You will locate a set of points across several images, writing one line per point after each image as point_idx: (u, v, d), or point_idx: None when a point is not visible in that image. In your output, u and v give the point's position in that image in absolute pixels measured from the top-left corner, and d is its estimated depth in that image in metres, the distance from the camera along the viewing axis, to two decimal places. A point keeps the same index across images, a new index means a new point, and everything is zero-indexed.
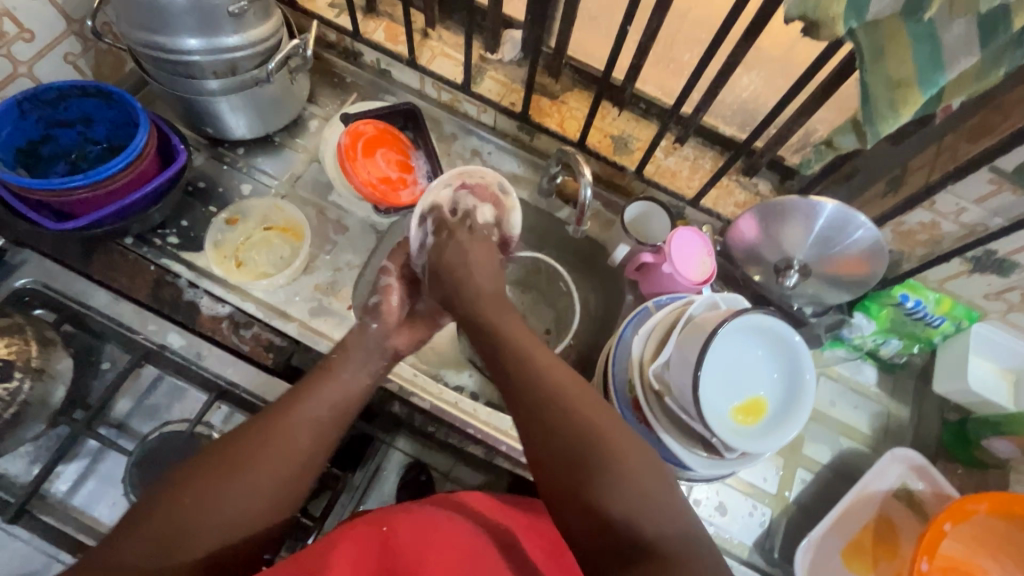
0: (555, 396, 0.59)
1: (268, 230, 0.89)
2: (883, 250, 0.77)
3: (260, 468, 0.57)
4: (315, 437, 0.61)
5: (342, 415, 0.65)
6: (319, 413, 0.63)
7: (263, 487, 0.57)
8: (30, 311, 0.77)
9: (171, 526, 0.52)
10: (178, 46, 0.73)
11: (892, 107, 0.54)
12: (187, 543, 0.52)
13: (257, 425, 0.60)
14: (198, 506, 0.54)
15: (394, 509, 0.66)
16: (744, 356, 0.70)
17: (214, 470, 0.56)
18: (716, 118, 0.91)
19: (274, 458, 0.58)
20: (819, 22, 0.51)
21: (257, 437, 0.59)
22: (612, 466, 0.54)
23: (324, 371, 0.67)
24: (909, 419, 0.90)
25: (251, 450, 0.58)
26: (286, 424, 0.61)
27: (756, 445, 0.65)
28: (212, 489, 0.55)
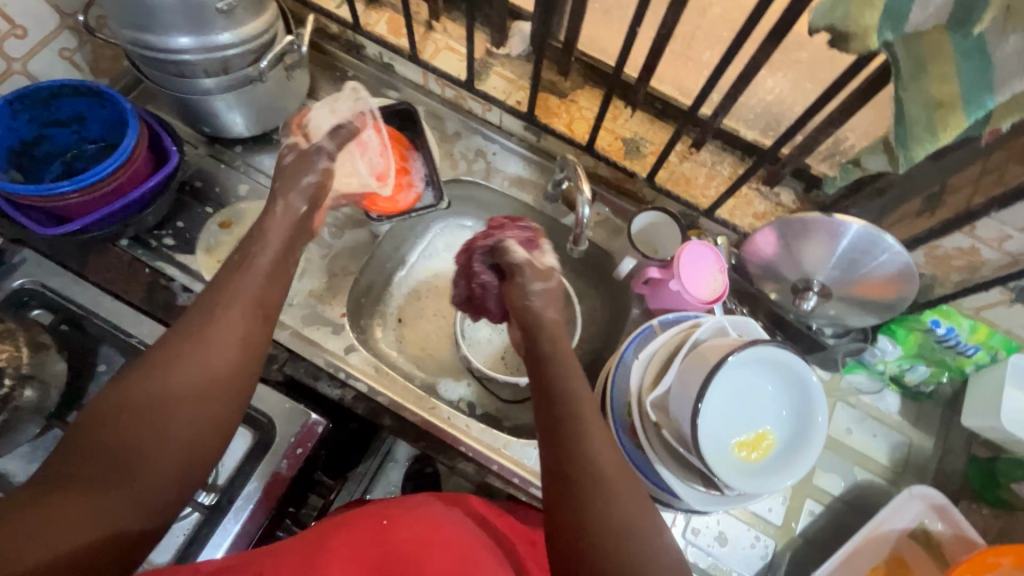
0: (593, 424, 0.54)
1: None
2: (913, 275, 0.70)
3: (192, 369, 0.53)
4: (245, 333, 0.58)
5: (262, 306, 0.61)
6: (246, 306, 0.60)
7: (193, 391, 0.52)
8: (29, 311, 0.77)
9: (117, 452, 0.48)
10: (168, 44, 0.70)
11: (929, 130, 0.48)
12: (139, 464, 0.49)
13: (182, 335, 0.55)
14: (138, 430, 0.50)
15: (395, 502, 0.63)
16: (752, 390, 0.64)
17: (144, 390, 0.51)
18: (737, 121, 0.83)
19: (205, 361, 0.54)
20: (850, 34, 0.45)
21: (178, 349, 0.54)
22: (601, 476, 0.50)
23: (228, 276, 0.62)
24: (932, 452, 0.84)
25: (178, 360, 0.53)
26: (209, 328, 0.56)
27: (756, 487, 0.60)
28: (152, 403, 0.51)
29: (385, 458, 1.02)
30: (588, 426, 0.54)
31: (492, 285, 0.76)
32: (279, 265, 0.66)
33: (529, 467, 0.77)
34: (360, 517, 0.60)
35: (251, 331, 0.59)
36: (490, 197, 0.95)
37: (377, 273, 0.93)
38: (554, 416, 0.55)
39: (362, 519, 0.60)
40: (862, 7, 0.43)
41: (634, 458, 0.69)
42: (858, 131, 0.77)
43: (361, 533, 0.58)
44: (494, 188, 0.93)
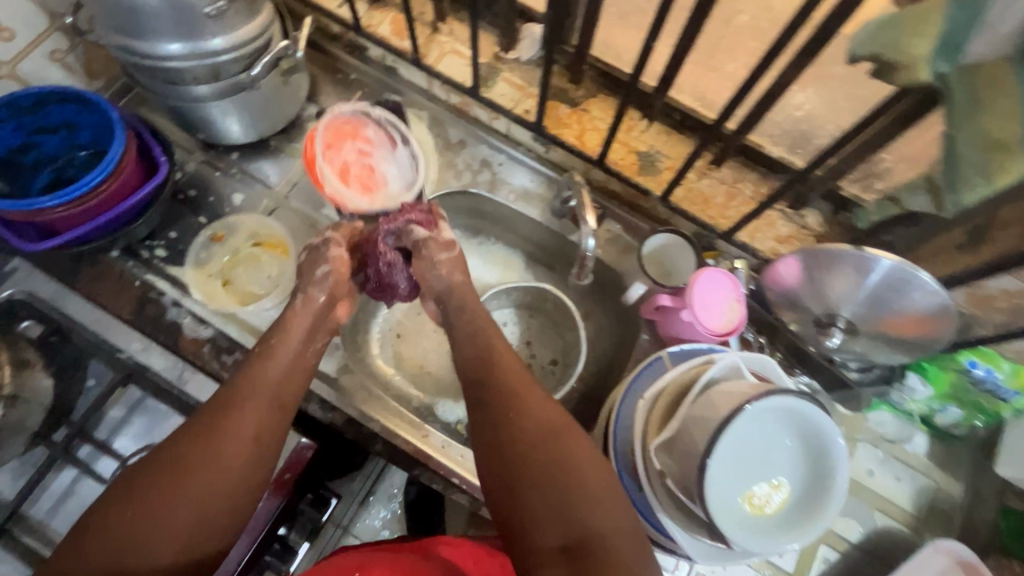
0: (517, 399, 0.58)
1: (257, 246, 0.84)
2: (951, 314, 0.64)
3: (203, 470, 0.52)
4: (261, 421, 0.57)
5: (283, 400, 0.60)
6: (267, 393, 0.59)
7: (207, 479, 0.52)
8: (18, 323, 0.76)
9: (115, 556, 0.47)
10: (156, 50, 0.66)
11: (984, 173, 0.42)
12: (142, 553, 0.48)
13: (201, 427, 0.55)
14: (147, 512, 0.49)
15: (368, 559, 0.59)
16: (769, 444, 0.59)
17: (158, 476, 0.51)
18: (763, 137, 0.77)
19: (218, 459, 0.53)
20: (897, 64, 0.40)
21: (196, 443, 0.54)
22: (524, 430, 0.56)
23: (252, 365, 0.61)
24: (960, 498, 0.78)
25: (192, 455, 0.53)
26: (231, 419, 0.56)
27: (762, 546, 0.57)
28: (161, 493, 0.50)
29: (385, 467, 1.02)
30: (513, 389, 0.59)
31: (400, 263, 0.71)
32: (300, 360, 0.64)
33: None
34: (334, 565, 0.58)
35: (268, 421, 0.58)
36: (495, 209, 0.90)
37: None
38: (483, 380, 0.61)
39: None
40: (913, 35, 0.38)
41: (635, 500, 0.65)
42: (896, 154, 0.70)
43: None
44: (500, 202, 0.87)
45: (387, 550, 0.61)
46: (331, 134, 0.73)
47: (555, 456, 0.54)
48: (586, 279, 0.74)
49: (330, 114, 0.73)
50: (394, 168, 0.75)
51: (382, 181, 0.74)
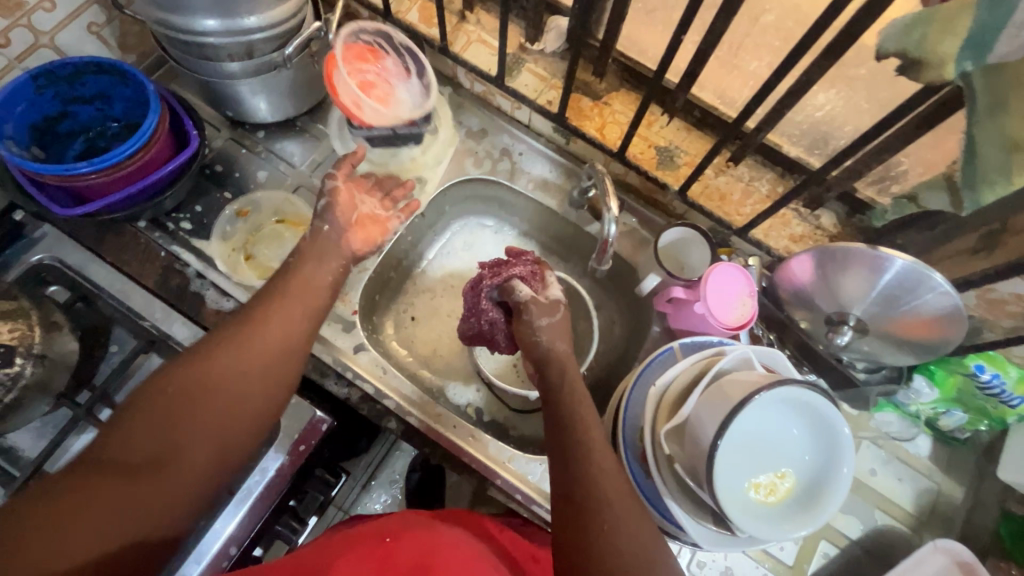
0: (589, 460, 0.55)
1: (280, 223, 0.87)
2: (961, 317, 0.65)
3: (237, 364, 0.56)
4: (284, 341, 0.60)
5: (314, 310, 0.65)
6: (289, 309, 0.62)
7: (235, 392, 0.55)
8: (45, 288, 0.77)
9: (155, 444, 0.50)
10: (193, 27, 0.68)
11: (1002, 173, 0.43)
12: (178, 449, 0.51)
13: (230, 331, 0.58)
14: (184, 412, 0.52)
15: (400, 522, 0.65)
16: (775, 432, 0.61)
17: (190, 383, 0.53)
18: (781, 136, 0.78)
19: (253, 359, 0.57)
20: (924, 61, 0.42)
21: (224, 346, 0.57)
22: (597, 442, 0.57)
23: (277, 286, 0.65)
24: (961, 502, 0.79)
25: (226, 359, 0.56)
26: (254, 336, 0.58)
27: (770, 534, 0.57)
28: (194, 398, 0.53)
29: (389, 449, 1.06)
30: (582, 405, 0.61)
31: (500, 321, 0.76)
32: (316, 308, 0.65)
33: (532, 483, 0.76)
34: (365, 536, 0.63)
35: (290, 339, 0.60)
36: (513, 198, 0.92)
37: (392, 269, 0.91)
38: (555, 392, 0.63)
39: (364, 540, 0.62)
40: (941, 34, 0.40)
41: (643, 487, 0.67)
42: (914, 157, 0.71)
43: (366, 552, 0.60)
44: (518, 190, 0.89)
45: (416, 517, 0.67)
46: (351, 51, 0.77)
47: (615, 531, 0.51)
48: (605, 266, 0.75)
49: (349, 32, 0.77)
50: (407, 93, 0.79)
51: (396, 101, 0.78)
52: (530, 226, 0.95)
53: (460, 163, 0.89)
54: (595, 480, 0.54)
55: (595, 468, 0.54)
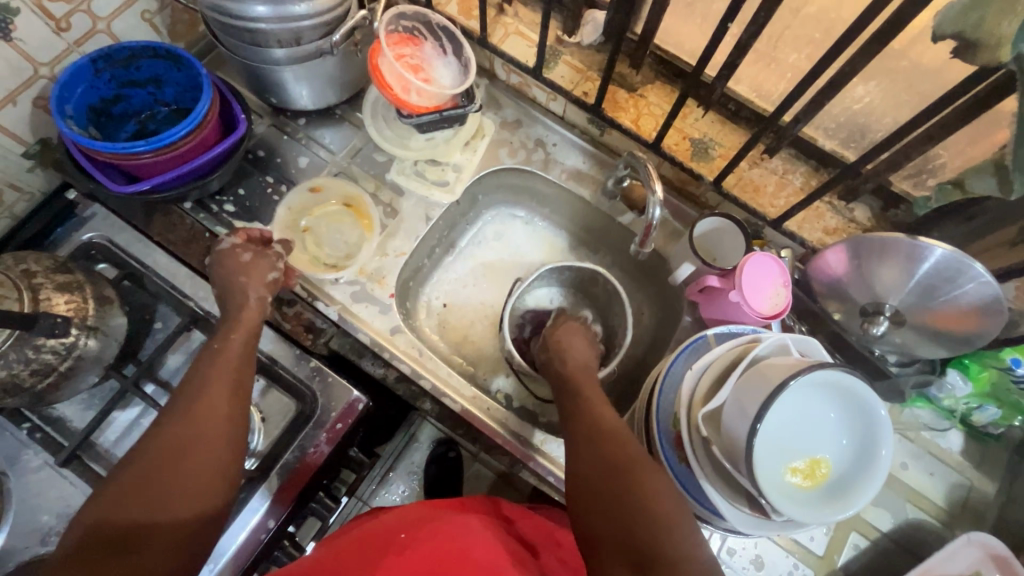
0: (608, 434, 0.62)
1: (344, 207, 0.88)
2: (1001, 309, 0.65)
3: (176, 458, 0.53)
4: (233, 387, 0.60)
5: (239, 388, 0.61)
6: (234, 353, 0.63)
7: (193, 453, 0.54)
8: (95, 265, 0.80)
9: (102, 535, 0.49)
10: (246, 12, 0.70)
11: None
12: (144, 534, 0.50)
13: (169, 419, 0.56)
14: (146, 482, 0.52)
15: (410, 514, 0.63)
16: (814, 416, 0.61)
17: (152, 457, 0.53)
18: (817, 130, 0.79)
19: (191, 449, 0.54)
20: (980, 43, 0.43)
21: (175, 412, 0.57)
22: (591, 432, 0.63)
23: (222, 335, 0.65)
24: (994, 498, 0.79)
25: (173, 441, 0.54)
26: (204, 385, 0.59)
27: (808, 516, 0.57)
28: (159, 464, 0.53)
29: (409, 438, 1.03)
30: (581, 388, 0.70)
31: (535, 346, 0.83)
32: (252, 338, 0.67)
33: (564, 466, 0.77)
34: (379, 530, 0.61)
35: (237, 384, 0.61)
36: (546, 188, 0.93)
37: (426, 256, 0.92)
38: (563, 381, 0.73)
39: (377, 536, 0.60)
40: (1000, 15, 0.41)
41: (677, 470, 0.67)
42: (953, 149, 0.71)
43: (379, 548, 0.58)
44: (552, 180, 0.91)
45: (429, 507, 0.65)
46: (394, 38, 0.82)
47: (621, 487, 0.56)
48: (648, 245, 0.75)
49: (392, 16, 0.81)
50: (445, 69, 0.84)
51: (437, 80, 0.83)
52: (561, 216, 0.97)
53: (496, 153, 0.91)
54: (616, 448, 0.60)
55: (614, 439, 0.61)
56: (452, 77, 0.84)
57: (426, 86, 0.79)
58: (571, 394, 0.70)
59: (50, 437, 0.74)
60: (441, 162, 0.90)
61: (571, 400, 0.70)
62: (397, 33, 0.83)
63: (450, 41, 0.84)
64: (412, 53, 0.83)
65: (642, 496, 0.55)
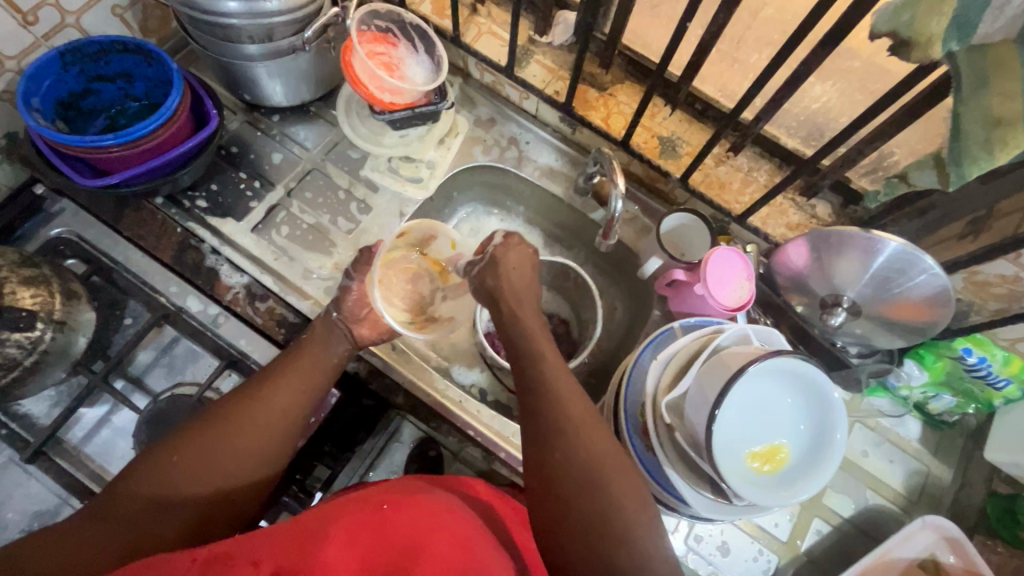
0: (563, 429, 0.56)
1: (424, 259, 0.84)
2: (949, 299, 0.68)
3: (242, 436, 0.61)
4: (294, 400, 0.66)
5: (311, 393, 0.68)
6: (307, 366, 0.69)
7: (241, 450, 0.60)
8: (63, 260, 0.80)
9: (152, 488, 0.55)
10: (217, 7, 0.70)
11: (987, 148, 0.47)
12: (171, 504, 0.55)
13: (233, 405, 0.63)
14: (194, 455, 0.58)
15: (399, 488, 0.61)
16: (772, 402, 0.63)
17: (203, 435, 0.59)
18: (779, 128, 0.82)
19: (239, 443, 0.60)
20: (912, 41, 0.45)
21: (240, 404, 0.63)
22: (565, 440, 0.55)
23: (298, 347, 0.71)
24: (949, 483, 0.82)
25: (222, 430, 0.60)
26: (271, 390, 0.65)
27: (767, 499, 0.59)
28: (208, 442, 0.59)
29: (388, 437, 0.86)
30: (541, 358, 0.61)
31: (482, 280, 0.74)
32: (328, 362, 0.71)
33: None
34: (361, 501, 0.58)
35: (299, 400, 0.66)
36: (520, 185, 0.95)
37: None
38: (517, 348, 0.64)
39: (358, 504, 0.57)
40: (929, 14, 0.43)
41: (643, 458, 0.69)
42: (905, 147, 0.74)
43: (362, 517, 0.55)
44: (525, 177, 0.92)
45: (417, 483, 0.63)
46: (367, 36, 0.84)
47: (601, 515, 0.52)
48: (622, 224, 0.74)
49: (364, 15, 0.82)
50: (418, 67, 0.85)
51: (410, 78, 0.84)
52: (535, 213, 0.98)
53: (469, 150, 0.92)
54: (574, 450, 0.55)
55: (571, 435, 0.56)
56: (424, 74, 0.85)
57: (396, 84, 0.80)
58: (526, 370, 0.62)
59: (16, 435, 0.73)
60: (415, 159, 0.91)
61: (525, 379, 0.61)
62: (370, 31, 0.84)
63: (421, 38, 0.85)
64: (386, 50, 0.84)
65: (602, 503, 0.53)
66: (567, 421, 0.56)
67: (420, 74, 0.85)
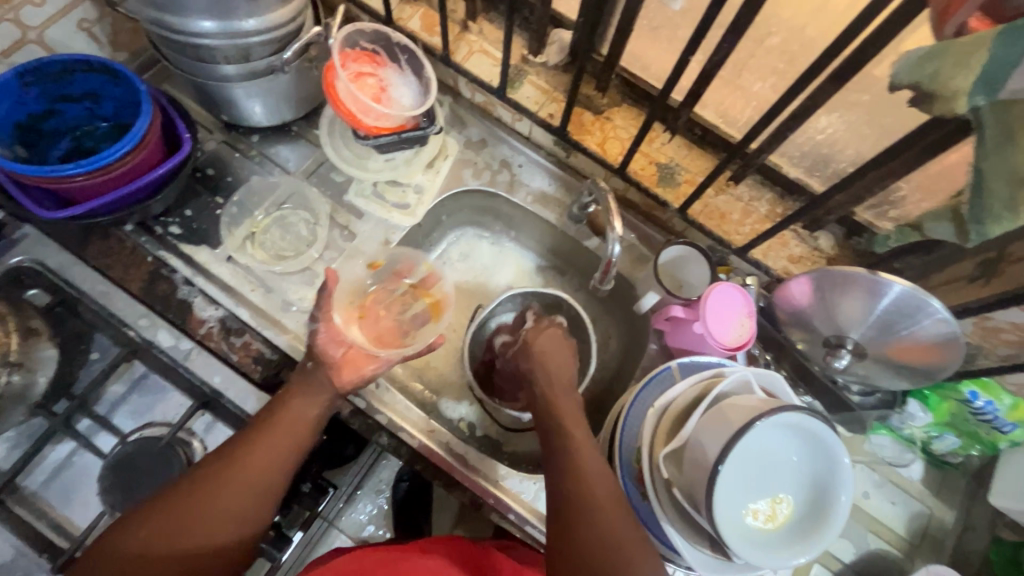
0: (564, 431, 0.63)
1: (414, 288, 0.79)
2: (958, 344, 0.65)
3: (212, 506, 0.56)
4: (272, 462, 0.60)
5: (294, 454, 0.62)
6: (291, 423, 0.62)
7: (212, 519, 0.56)
8: (24, 292, 0.75)
9: (125, 561, 0.53)
10: (189, 27, 0.66)
11: (1009, 208, 0.43)
12: None
13: (207, 466, 0.58)
14: (164, 526, 0.54)
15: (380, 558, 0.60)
16: (776, 458, 0.60)
17: (170, 507, 0.55)
18: (782, 157, 0.78)
19: (211, 511, 0.56)
20: (936, 95, 0.41)
21: (214, 468, 0.58)
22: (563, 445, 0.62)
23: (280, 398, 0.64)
24: (952, 526, 0.80)
25: (192, 496, 0.56)
26: (245, 452, 0.59)
27: (768, 562, 0.56)
28: (176, 512, 0.55)
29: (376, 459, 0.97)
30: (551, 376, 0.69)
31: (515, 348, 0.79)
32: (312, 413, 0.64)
33: (525, 502, 0.74)
34: None
35: (277, 463, 0.60)
36: (510, 210, 0.91)
37: None
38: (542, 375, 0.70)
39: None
40: (954, 67, 0.39)
41: (639, 509, 0.66)
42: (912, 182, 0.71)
43: None
44: (517, 202, 0.88)
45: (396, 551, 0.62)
46: (348, 56, 0.79)
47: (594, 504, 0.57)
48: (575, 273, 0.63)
49: (350, 33, 0.78)
50: (406, 88, 0.81)
51: (393, 99, 0.80)
52: (527, 237, 0.94)
53: (459, 173, 0.88)
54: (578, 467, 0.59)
55: (579, 454, 0.60)
56: (411, 96, 0.81)
57: (385, 109, 0.76)
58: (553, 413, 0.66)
59: None
60: (402, 183, 0.87)
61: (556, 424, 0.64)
62: (350, 53, 0.79)
63: (406, 57, 0.81)
64: (370, 72, 0.80)
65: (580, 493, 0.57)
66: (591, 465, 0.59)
67: (404, 95, 0.80)
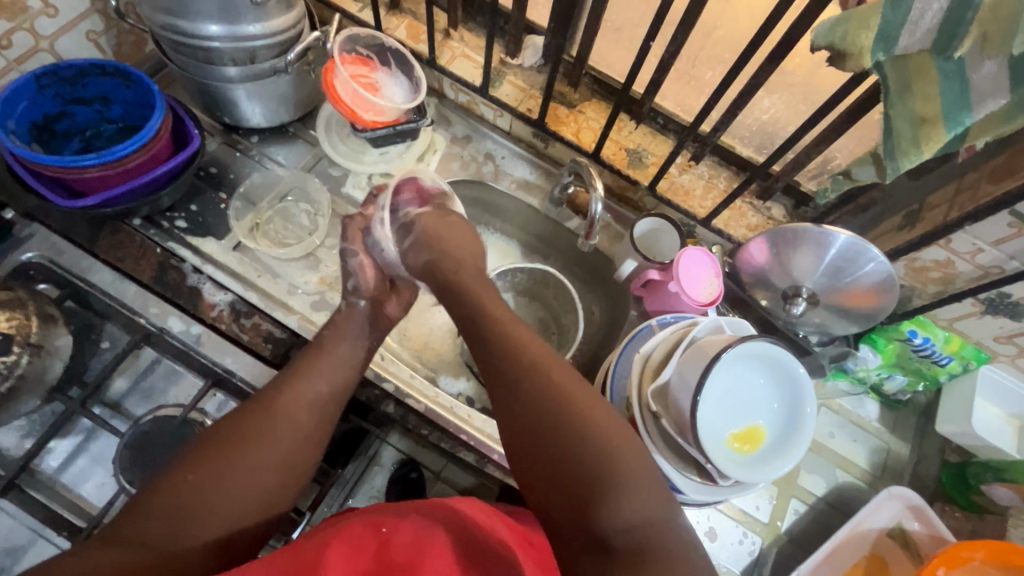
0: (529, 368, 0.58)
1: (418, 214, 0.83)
2: (894, 285, 0.76)
3: (254, 449, 0.59)
4: (310, 411, 0.64)
5: (328, 403, 0.66)
6: (323, 375, 0.67)
7: (262, 461, 0.59)
8: (35, 286, 0.78)
9: (176, 502, 0.54)
10: (199, 31, 0.72)
11: (914, 143, 0.54)
12: (193, 522, 0.54)
13: (249, 414, 0.62)
14: (210, 470, 0.57)
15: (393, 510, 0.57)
16: (746, 384, 0.68)
17: (214, 452, 0.58)
18: (734, 138, 0.90)
19: (255, 455, 0.59)
20: (847, 53, 0.51)
21: (256, 415, 0.62)
22: (535, 378, 0.57)
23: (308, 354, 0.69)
24: (908, 457, 0.89)
25: (235, 441, 0.59)
26: (283, 401, 0.63)
27: (750, 476, 0.63)
28: (222, 458, 0.58)
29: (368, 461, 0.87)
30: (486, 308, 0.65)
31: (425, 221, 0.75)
32: (341, 364, 0.69)
33: None
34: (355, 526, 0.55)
35: (313, 412, 0.64)
36: (495, 198, 0.99)
37: None
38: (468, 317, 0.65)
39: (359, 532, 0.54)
40: (859, 29, 0.49)
41: None
42: (845, 152, 0.83)
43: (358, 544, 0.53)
44: (501, 190, 0.96)
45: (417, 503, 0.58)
46: (347, 59, 0.87)
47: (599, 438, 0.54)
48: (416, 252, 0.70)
49: (346, 39, 0.86)
50: (397, 88, 0.89)
51: (388, 97, 0.87)
52: (512, 224, 1.02)
53: (447, 166, 0.96)
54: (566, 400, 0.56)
55: (560, 389, 0.56)
56: (403, 95, 0.88)
57: (382, 104, 0.84)
58: (527, 404, 0.56)
59: None
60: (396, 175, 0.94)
61: (503, 378, 0.59)
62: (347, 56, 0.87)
63: (395, 59, 0.89)
64: (365, 73, 0.87)
65: (576, 429, 0.54)
66: (595, 441, 0.53)
67: (398, 92, 0.88)
